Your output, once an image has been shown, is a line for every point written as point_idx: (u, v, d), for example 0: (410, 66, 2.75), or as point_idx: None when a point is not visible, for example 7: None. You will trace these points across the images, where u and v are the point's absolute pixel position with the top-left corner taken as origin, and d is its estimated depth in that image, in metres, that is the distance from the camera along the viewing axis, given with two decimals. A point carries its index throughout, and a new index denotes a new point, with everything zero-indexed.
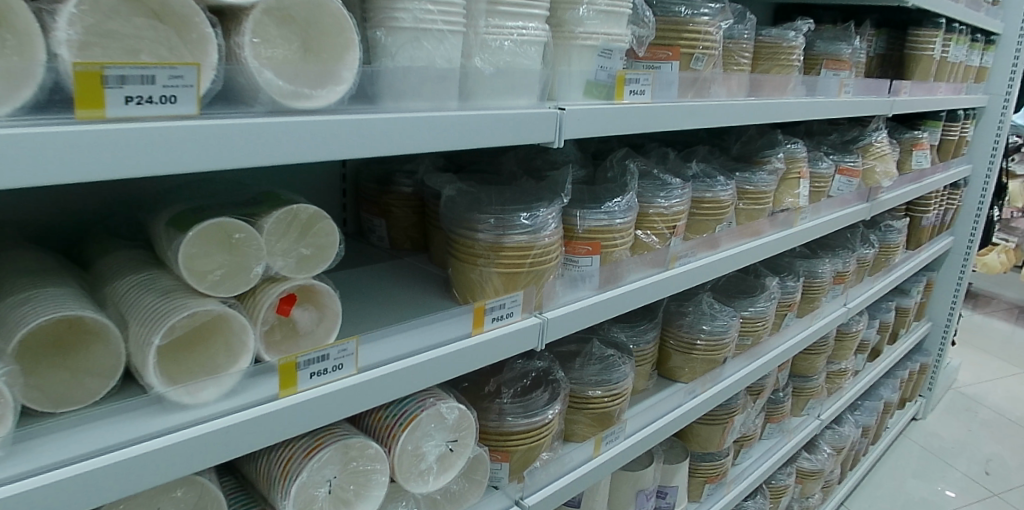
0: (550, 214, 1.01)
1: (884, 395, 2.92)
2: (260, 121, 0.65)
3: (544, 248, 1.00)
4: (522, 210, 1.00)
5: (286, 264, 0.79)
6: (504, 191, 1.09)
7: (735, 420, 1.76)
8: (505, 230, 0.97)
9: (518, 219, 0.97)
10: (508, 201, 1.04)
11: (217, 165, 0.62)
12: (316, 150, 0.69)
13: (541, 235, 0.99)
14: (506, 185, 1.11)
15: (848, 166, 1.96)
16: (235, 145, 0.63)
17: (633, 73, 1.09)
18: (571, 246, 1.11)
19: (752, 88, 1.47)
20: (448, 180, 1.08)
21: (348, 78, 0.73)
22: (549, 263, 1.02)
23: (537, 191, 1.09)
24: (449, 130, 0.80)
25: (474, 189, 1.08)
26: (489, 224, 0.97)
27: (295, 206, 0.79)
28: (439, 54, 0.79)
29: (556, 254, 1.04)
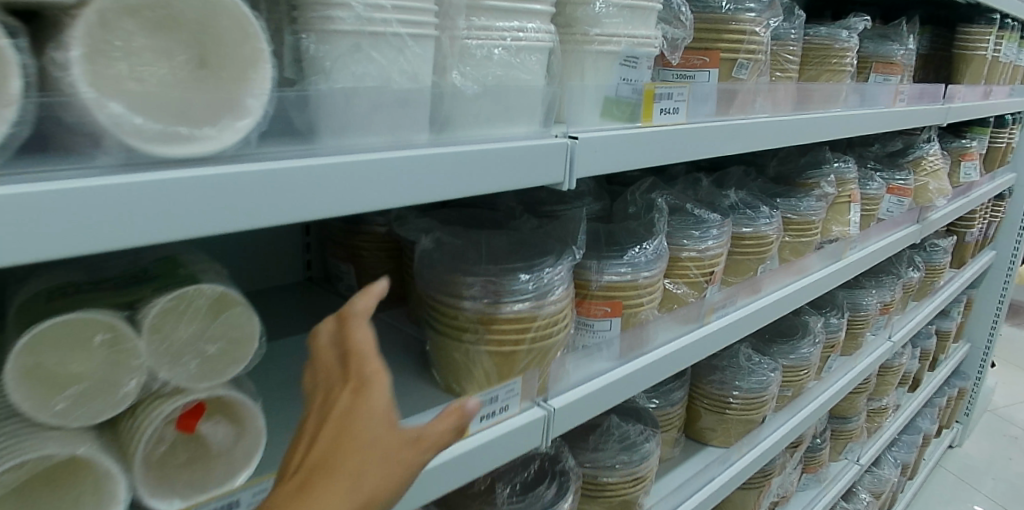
0: (557, 273, 0.77)
1: (925, 428, 2.66)
2: (99, 183, 0.40)
3: (551, 320, 0.76)
4: (522, 268, 0.76)
5: (179, 372, 0.55)
6: (500, 239, 0.85)
7: (771, 481, 1.52)
8: (499, 298, 0.73)
9: (515, 282, 0.73)
10: (504, 255, 0.80)
11: (22, 260, 0.38)
12: (203, 221, 0.45)
13: (547, 302, 0.75)
14: (503, 230, 0.87)
15: (898, 184, 1.71)
16: (57, 227, 0.39)
17: (665, 86, 0.84)
18: (583, 306, 0.87)
19: (799, 98, 1.23)
20: (429, 225, 0.85)
21: (257, 108, 0.48)
22: (557, 337, 0.78)
23: (542, 239, 0.85)
24: (412, 177, 0.56)
25: (463, 236, 0.84)
26: (477, 289, 0.73)
27: (192, 287, 0.55)
28: (397, 69, 0.55)
29: (567, 324, 0.80)
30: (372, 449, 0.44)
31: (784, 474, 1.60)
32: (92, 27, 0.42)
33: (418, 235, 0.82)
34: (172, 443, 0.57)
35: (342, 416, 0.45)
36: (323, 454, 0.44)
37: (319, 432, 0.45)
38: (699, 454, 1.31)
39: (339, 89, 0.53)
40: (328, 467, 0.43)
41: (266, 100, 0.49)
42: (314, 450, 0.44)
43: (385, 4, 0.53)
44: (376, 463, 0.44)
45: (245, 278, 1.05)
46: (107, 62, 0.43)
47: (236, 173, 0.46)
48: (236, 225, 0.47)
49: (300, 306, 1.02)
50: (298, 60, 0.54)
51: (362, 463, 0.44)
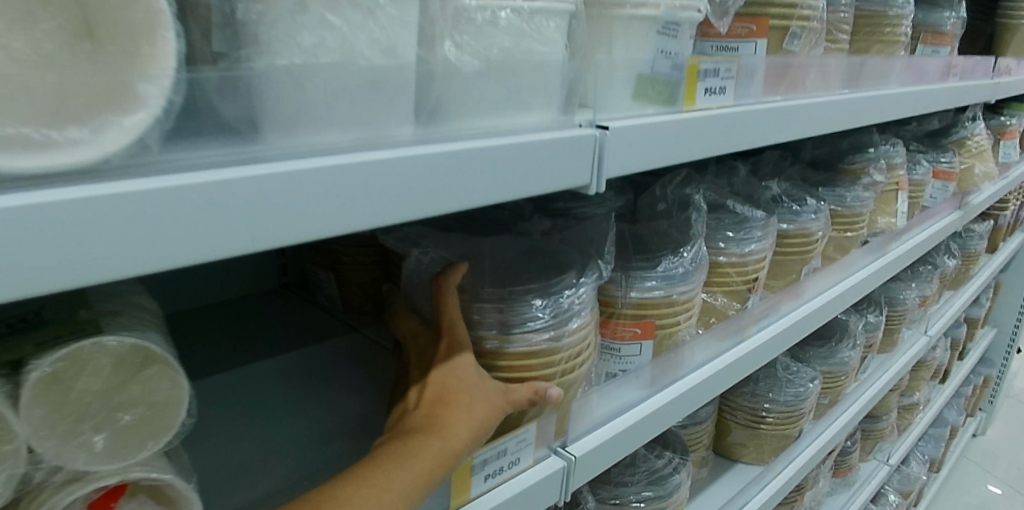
0: (578, 295, 0.62)
1: (952, 421, 2.53)
2: None
3: (572, 356, 0.61)
4: (534, 291, 0.61)
5: (82, 457, 0.40)
6: (510, 251, 0.70)
7: (803, 496, 1.39)
8: (506, 330, 0.58)
9: (525, 311, 0.59)
10: (515, 273, 0.65)
11: None
12: (71, 269, 0.30)
13: (567, 334, 0.59)
14: (513, 237, 0.72)
15: (944, 167, 1.55)
16: None
17: (710, 61, 0.69)
18: (608, 327, 0.73)
19: (849, 74, 1.07)
20: (424, 232, 0.70)
21: (153, 97, 0.33)
22: (579, 375, 0.63)
23: (560, 249, 0.70)
24: (386, 188, 0.42)
25: (465, 246, 0.69)
26: (481, 321, 0.59)
27: (84, 344, 0.40)
28: (364, 39, 0.40)
29: (590, 358, 0.65)
30: (476, 397, 0.53)
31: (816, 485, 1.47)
32: None
33: (410, 245, 0.67)
34: None
35: (449, 367, 0.54)
36: (433, 401, 0.52)
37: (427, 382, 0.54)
38: (730, 473, 1.18)
39: (286, 67, 0.38)
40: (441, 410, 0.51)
41: (170, 86, 0.34)
42: (428, 395, 0.53)
43: None
44: (481, 410, 0.52)
45: (210, 289, 0.90)
46: None
47: (120, 194, 0.31)
48: (124, 271, 0.32)
49: (274, 321, 0.88)
50: (228, 26, 0.39)
51: (469, 410, 0.52)
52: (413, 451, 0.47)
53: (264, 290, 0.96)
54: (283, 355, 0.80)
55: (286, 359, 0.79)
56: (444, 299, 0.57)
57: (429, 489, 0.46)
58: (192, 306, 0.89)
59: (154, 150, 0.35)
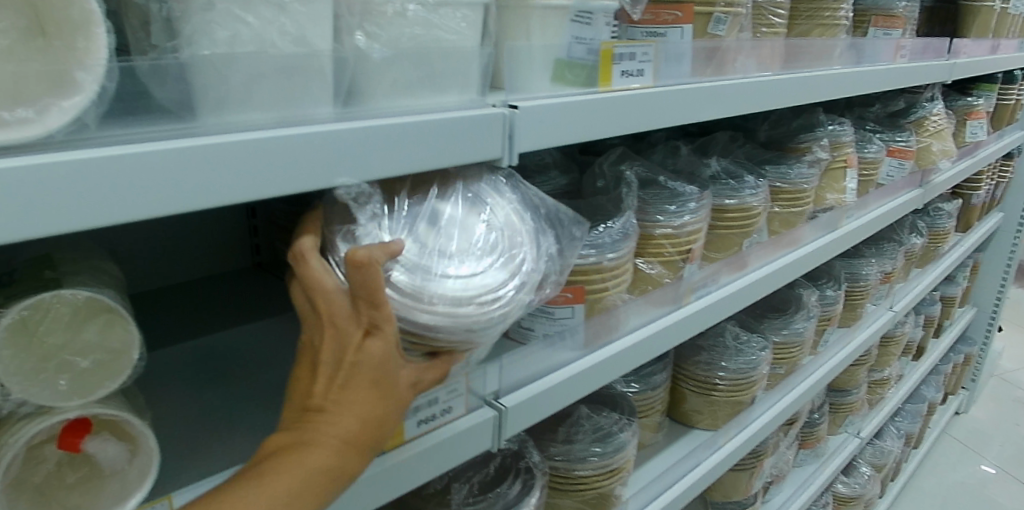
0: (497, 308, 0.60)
1: (929, 397, 2.59)
2: None
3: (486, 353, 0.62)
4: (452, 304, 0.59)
5: (41, 392, 0.46)
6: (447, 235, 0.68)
7: (764, 462, 1.46)
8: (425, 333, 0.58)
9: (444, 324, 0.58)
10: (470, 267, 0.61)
11: None
12: (18, 225, 0.37)
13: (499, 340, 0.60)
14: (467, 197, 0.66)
15: (900, 146, 1.61)
16: None
17: (627, 45, 0.75)
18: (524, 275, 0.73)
19: (787, 57, 1.13)
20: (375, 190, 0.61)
21: (88, 81, 0.40)
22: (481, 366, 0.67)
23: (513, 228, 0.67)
24: (307, 161, 0.48)
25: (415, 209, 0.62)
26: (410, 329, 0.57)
27: (50, 296, 0.48)
28: (275, 31, 0.46)
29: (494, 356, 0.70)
30: (378, 404, 0.53)
31: (778, 454, 1.54)
32: None
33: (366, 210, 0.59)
34: (58, 465, 0.52)
35: (359, 364, 0.51)
36: (340, 395, 0.51)
37: (334, 375, 0.51)
38: (685, 438, 1.25)
39: (209, 56, 0.44)
40: (346, 409, 0.51)
41: (104, 73, 0.41)
42: (331, 390, 0.51)
43: None
44: (384, 409, 0.53)
45: (187, 267, 0.95)
46: None
47: (56, 161, 0.38)
48: (67, 226, 0.39)
49: (245, 293, 0.93)
50: (161, 22, 0.45)
51: (372, 411, 0.52)
52: (301, 466, 0.48)
53: (237, 269, 1.00)
54: (256, 321, 0.85)
55: (257, 327, 0.85)
56: (365, 277, 0.50)
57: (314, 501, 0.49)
58: (172, 282, 0.94)
59: (92, 127, 0.41)
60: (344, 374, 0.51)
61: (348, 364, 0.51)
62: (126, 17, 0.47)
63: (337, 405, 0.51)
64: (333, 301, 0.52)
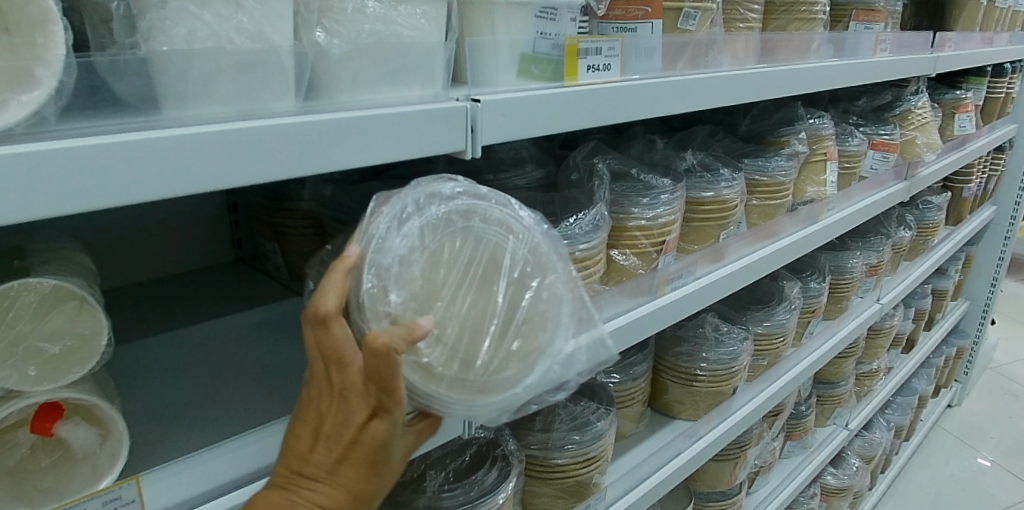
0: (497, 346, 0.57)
1: (920, 390, 2.60)
2: None
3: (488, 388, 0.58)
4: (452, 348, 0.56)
5: (8, 376, 0.48)
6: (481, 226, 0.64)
7: (748, 453, 1.48)
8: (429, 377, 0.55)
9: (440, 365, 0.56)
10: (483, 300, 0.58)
11: None
12: None
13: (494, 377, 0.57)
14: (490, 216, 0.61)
15: (884, 139, 1.61)
16: None
17: (593, 40, 0.76)
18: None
19: (762, 51, 1.14)
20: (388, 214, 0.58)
21: (47, 76, 0.42)
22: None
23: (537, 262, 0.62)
24: (267, 152, 0.50)
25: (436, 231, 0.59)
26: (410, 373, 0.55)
27: (16, 284, 0.49)
28: (232, 28, 0.48)
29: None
30: (370, 480, 0.52)
31: (761, 444, 1.56)
32: None
33: (381, 248, 0.56)
34: (32, 449, 0.55)
35: (360, 443, 0.50)
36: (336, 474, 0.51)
37: (332, 448, 0.51)
38: (667, 428, 1.26)
39: (168, 52, 0.46)
40: (337, 482, 0.51)
41: (62, 69, 0.43)
42: (326, 461, 0.51)
43: None
44: (376, 482, 0.53)
45: (171, 261, 0.96)
46: None
47: (18, 151, 0.39)
48: (30, 213, 0.40)
49: (228, 286, 0.94)
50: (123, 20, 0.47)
51: (362, 489, 0.52)
52: None
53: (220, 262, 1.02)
54: (238, 312, 0.86)
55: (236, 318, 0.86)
56: (386, 366, 0.48)
57: None
58: (155, 276, 0.95)
59: (53, 120, 0.43)
60: (342, 450, 0.51)
61: (347, 443, 0.50)
62: (91, 16, 0.48)
63: (330, 480, 0.51)
64: (346, 374, 0.50)
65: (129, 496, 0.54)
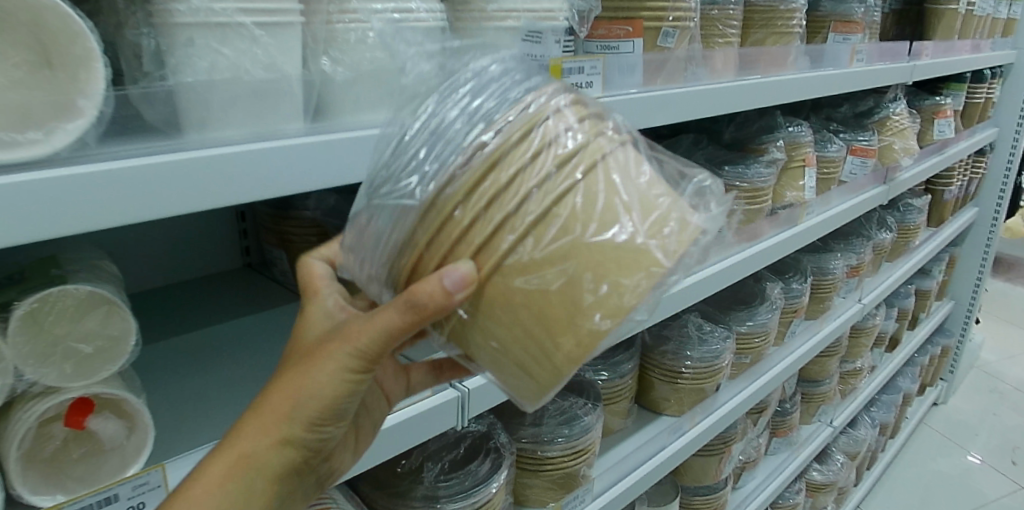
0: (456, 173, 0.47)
1: (905, 388, 2.66)
2: None
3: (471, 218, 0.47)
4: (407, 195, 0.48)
5: (50, 373, 0.54)
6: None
7: (733, 448, 1.53)
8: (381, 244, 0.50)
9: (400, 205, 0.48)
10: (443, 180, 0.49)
11: None
12: (41, 227, 0.45)
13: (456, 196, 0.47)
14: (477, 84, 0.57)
15: (862, 145, 1.67)
16: None
17: (576, 60, 0.82)
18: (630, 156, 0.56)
19: (741, 64, 1.20)
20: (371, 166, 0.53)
21: (88, 108, 0.47)
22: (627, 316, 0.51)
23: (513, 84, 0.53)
24: (280, 168, 0.55)
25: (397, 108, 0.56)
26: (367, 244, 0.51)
27: (55, 290, 0.55)
28: (250, 60, 0.54)
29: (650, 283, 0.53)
30: (309, 372, 0.53)
31: (746, 440, 1.62)
32: None
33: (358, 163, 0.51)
34: (65, 441, 0.59)
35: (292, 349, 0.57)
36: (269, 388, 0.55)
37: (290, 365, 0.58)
38: (653, 423, 1.32)
39: (192, 82, 0.52)
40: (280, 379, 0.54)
41: (101, 100, 0.48)
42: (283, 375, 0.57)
43: None
44: (319, 370, 0.53)
45: (182, 267, 1.01)
46: None
47: (66, 177, 0.45)
48: (79, 228, 0.46)
49: (236, 291, 0.99)
50: (154, 54, 0.53)
51: (302, 379, 0.53)
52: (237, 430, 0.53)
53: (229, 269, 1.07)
54: (246, 315, 0.91)
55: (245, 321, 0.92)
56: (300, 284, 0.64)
57: (240, 461, 0.51)
58: (167, 282, 1.00)
59: (94, 145, 0.49)
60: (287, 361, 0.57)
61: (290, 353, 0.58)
62: (126, 51, 0.55)
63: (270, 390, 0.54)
64: None
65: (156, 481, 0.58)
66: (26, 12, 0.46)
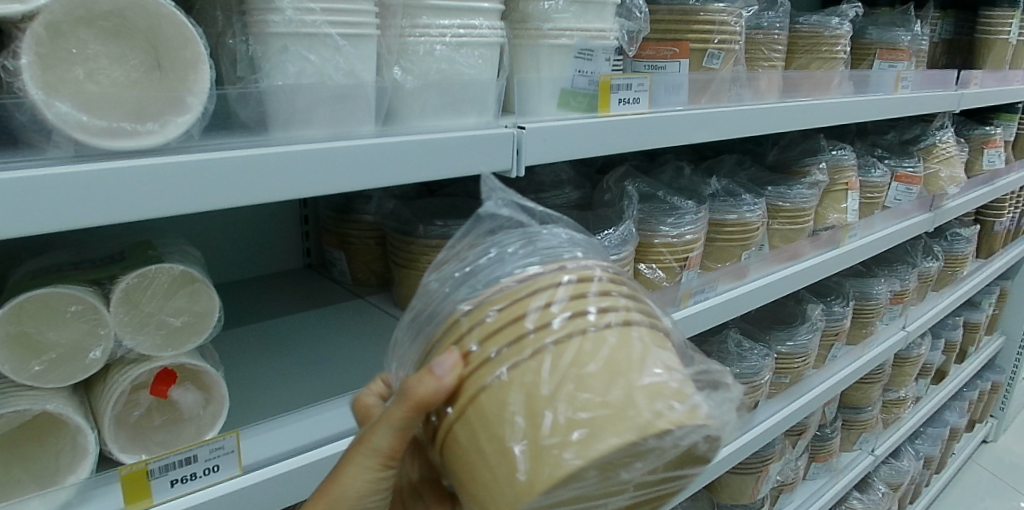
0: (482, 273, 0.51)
1: (951, 422, 2.59)
2: (68, 169, 0.48)
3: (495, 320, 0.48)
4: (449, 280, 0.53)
5: (143, 342, 0.60)
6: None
7: (770, 468, 1.53)
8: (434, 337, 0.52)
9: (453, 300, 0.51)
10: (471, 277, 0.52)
11: (11, 232, 0.46)
12: (155, 205, 0.51)
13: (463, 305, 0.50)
14: (542, 227, 0.55)
15: (907, 172, 1.67)
16: (31, 207, 0.46)
17: (624, 77, 0.87)
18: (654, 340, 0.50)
19: (784, 87, 1.23)
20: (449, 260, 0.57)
21: (195, 104, 0.54)
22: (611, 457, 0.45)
23: (553, 244, 0.53)
24: (355, 165, 0.61)
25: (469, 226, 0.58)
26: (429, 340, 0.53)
27: (152, 268, 0.61)
28: (331, 66, 0.60)
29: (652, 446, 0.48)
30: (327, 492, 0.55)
31: (783, 461, 1.61)
32: (46, 38, 0.49)
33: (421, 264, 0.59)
34: (149, 408, 0.63)
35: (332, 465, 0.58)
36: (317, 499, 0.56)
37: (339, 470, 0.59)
38: None
39: (281, 85, 0.59)
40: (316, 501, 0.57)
41: (206, 98, 0.55)
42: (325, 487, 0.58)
43: (315, 6, 0.58)
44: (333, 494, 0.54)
45: (249, 264, 1.08)
46: (68, 67, 0.51)
47: (177, 162, 0.52)
48: (186, 206, 0.52)
49: (296, 289, 1.05)
50: (248, 63, 0.60)
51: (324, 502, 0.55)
52: None
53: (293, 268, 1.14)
54: (307, 309, 0.97)
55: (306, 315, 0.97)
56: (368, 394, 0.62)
57: None
58: (237, 278, 1.07)
59: (196, 137, 0.55)
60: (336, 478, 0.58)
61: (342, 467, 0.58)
62: (227, 61, 0.62)
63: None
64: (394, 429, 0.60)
65: (230, 446, 0.64)
66: (146, 23, 0.53)
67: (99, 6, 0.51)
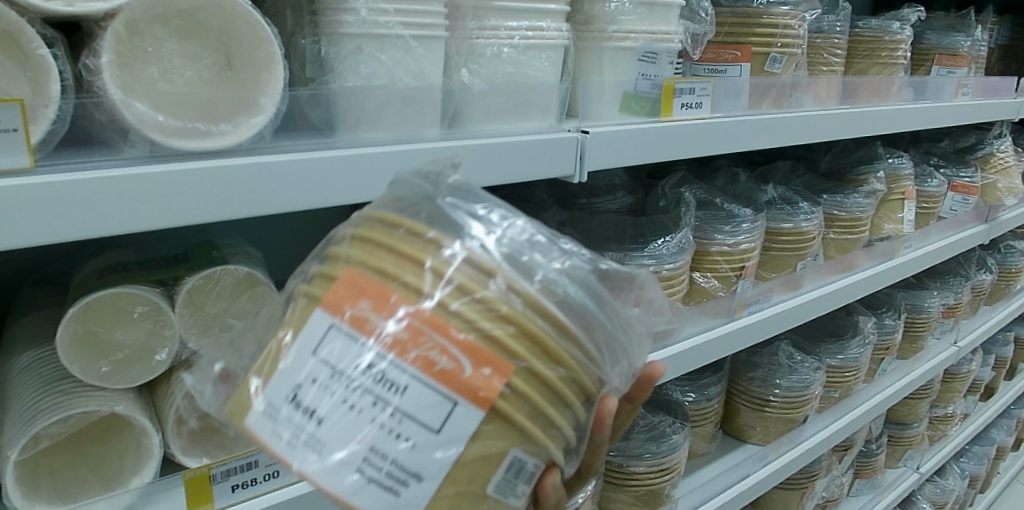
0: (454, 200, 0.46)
1: (998, 440, 2.51)
2: (141, 171, 0.47)
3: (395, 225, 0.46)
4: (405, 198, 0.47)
5: (205, 344, 0.60)
6: (573, 381, 0.43)
7: (816, 484, 1.49)
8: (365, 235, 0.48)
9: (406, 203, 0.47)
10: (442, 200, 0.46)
11: (90, 233, 0.45)
12: (227, 207, 0.50)
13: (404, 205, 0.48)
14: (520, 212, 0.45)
15: (963, 182, 1.61)
16: (105, 208, 0.46)
17: (687, 82, 0.84)
18: (435, 371, 0.38)
19: (844, 93, 1.19)
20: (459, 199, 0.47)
21: (268, 106, 0.53)
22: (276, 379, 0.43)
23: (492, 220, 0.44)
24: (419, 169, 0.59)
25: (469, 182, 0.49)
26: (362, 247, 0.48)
27: (216, 270, 0.60)
28: (400, 69, 0.59)
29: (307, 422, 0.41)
30: None
31: (829, 477, 1.57)
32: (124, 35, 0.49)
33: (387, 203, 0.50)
34: None
35: None
36: None
37: None
38: (735, 451, 1.31)
39: (352, 87, 0.58)
40: None
41: (279, 99, 0.54)
42: None
43: (390, 7, 0.57)
44: None
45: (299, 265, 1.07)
46: (143, 66, 0.51)
47: (250, 164, 0.51)
48: (258, 209, 0.52)
49: None
50: (318, 64, 0.60)
51: None
52: None
53: None
54: None
55: None
56: None
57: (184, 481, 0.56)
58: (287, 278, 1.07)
59: (268, 139, 0.54)
60: None
61: None
62: (295, 62, 0.62)
63: None
64: None
65: None
66: (220, 21, 0.53)
67: (175, 6, 0.50)
